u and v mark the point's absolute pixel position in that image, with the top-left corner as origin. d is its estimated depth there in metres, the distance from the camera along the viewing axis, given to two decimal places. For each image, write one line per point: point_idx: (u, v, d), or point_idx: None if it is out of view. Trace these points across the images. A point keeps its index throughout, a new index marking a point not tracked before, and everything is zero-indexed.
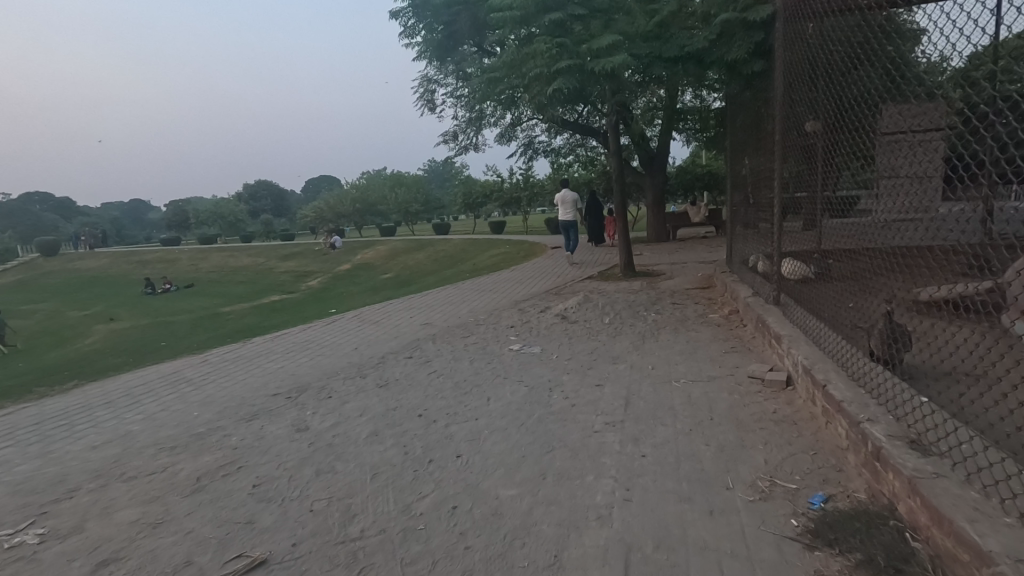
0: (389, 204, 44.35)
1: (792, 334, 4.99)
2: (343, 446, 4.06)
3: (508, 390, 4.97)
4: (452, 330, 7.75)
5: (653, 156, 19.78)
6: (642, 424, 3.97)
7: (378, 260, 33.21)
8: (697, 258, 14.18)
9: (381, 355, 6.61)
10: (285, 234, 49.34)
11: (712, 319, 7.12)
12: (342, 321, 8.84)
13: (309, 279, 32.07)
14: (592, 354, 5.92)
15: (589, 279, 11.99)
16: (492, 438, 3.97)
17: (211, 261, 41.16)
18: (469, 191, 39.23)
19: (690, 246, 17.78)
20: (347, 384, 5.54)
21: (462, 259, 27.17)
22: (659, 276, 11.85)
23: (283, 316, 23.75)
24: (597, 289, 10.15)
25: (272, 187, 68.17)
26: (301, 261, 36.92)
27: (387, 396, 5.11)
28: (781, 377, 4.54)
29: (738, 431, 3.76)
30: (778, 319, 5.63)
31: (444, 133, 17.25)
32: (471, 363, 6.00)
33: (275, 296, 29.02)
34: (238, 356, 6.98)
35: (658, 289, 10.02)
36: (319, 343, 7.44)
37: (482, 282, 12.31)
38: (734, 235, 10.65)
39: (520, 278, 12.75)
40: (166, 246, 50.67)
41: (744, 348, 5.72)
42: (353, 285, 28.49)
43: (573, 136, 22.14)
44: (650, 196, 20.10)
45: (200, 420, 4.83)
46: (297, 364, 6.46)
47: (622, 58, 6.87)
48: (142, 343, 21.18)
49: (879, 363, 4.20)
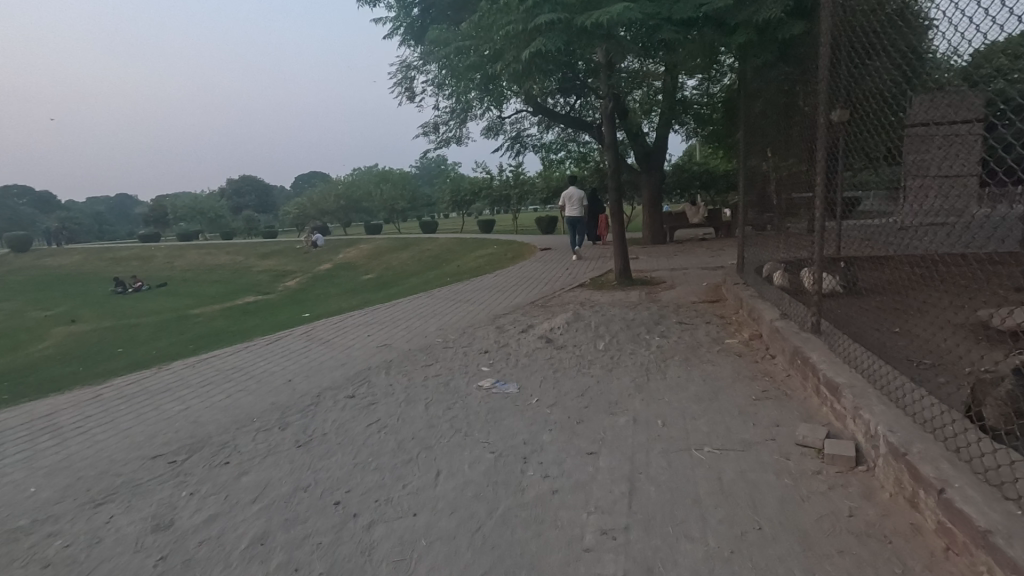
0: (374, 200, 42.85)
1: (854, 381, 3.70)
2: (208, 566, 2.72)
3: (466, 460, 3.63)
4: (413, 355, 6.40)
5: (650, 151, 18.52)
6: (656, 539, 2.66)
7: (360, 260, 31.74)
8: (699, 264, 12.92)
9: (317, 391, 5.26)
10: (268, 230, 47.78)
11: (731, 346, 5.80)
12: (287, 339, 7.48)
13: (288, 279, 30.62)
14: (583, 397, 4.59)
15: (580, 288, 10.69)
16: (429, 561, 2.64)
17: (187, 258, 39.48)
18: (457, 188, 37.84)
19: (690, 250, 16.53)
20: (258, 440, 4.19)
21: (447, 260, 25.72)
22: (659, 284, 10.57)
23: (254, 319, 22.32)
24: (590, 302, 8.79)
25: (256, 182, 66.40)
26: (281, 260, 35.43)
27: (302, 464, 3.75)
28: (848, 449, 3.24)
29: (806, 558, 2.45)
30: (826, 355, 4.34)
31: (423, 124, 15.88)
32: (425, 409, 4.65)
33: (250, 297, 27.59)
34: (140, 390, 5.61)
35: (659, 301, 8.73)
36: (247, 371, 6.06)
37: (459, 290, 10.95)
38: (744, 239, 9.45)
39: (503, 285, 11.41)
40: (144, 242, 49.01)
41: (781, 394, 4.41)
42: (332, 286, 27.05)
43: (565, 131, 20.82)
44: (646, 195, 18.82)
45: (33, 503, 3.46)
46: (207, 404, 5.10)
47: (623, 8, 5.72)
48: (99, 348, 19.66)
49: (999, 443, 2.91)
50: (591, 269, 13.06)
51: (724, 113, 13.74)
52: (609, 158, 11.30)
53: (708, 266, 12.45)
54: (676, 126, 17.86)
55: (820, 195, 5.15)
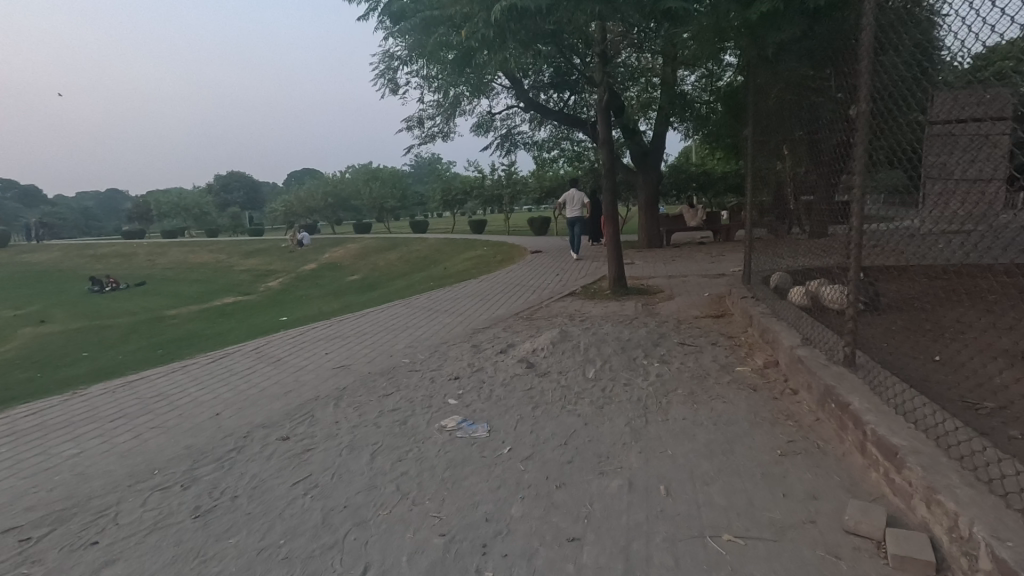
0: (363, 199, 41.86)
1: (920, 447, 2.81)
2: None
3: (406, 548, 2.74)
4: (371, 380, 5.49)
5: (647, 151, 17.67)
6: None
7: (346, 260, 30.77)
8: (699, 271, 12.07)
9: (246, 431, 4.35)
10: (254, 228, 46.68)
11: (744, 377, 4.91)
12: (234, 357, 6.55)
13: (272, 279, 29.62)
14: (565, 448, 3.70)
15: (570, 297, 9.82)
16: None
17: (169, 257, 38.37)
18: (448, 187, 36.93)
19: (688, 254, 15.68)
20: (147, 505, 3.27)
21: (435, 262, 24.80)
22: (656, 294, 9.71)
23: (231, 322, 21.30)
24: (579, 316, 7.90)
25: (245, 179, 65.31)
26: (266, 259, 34.38)
27: (192, 548, 2.85)
28: (924, 555, 2.35)
29: None
30: (871, 400, 3.44)
31: (407, 118, 14.98)
32: (370, 460, 3.75)
33: (230, 298, 26.56)
34: (37, 426, 4.68)
35: (657, 314, 7.87)
36: (172, 400, 5.14)
37: (439, 299, 10.06)
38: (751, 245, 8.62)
39: (487, 293, 10.52)
40: (126, 239, 47.79)
41: (812, 447, 3.53)
42: (316, 287, 26.08)
43: (558, 128, 19.95)
44: (642, 196, 17.99)
45: None
46: (108, 446, 4.18)
47: None
48: (63, 351, 18.63)
49: None
50: (583, 276, 12.18)
51: (726, 108, 12.93)
52: (603, 155, 10.37)
53: (709, 274, 11.58)
54: (674, 123, 17.02)
55: (859, 177, 4.27)
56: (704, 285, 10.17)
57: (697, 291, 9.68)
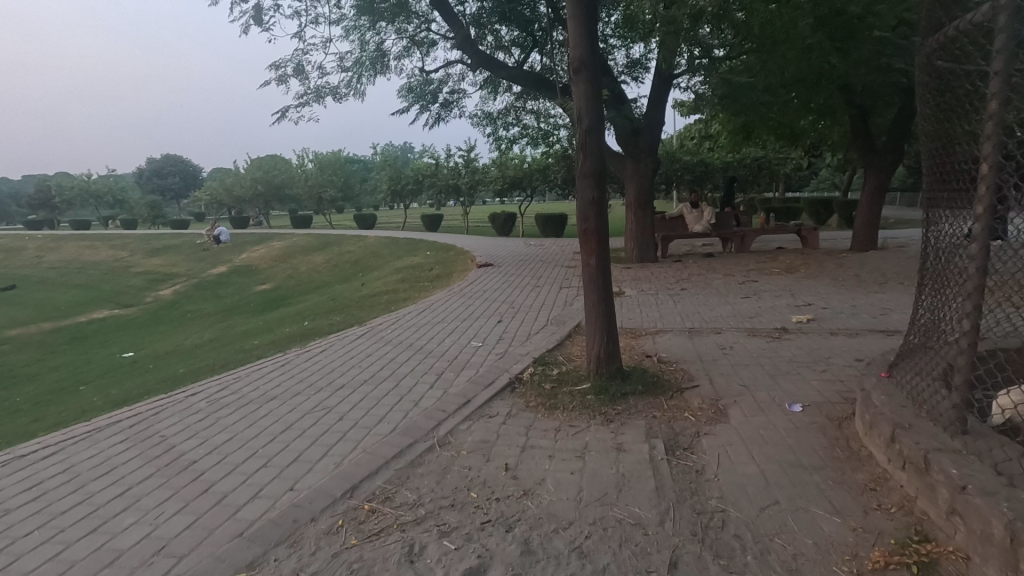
0: (300, 187, 36.22)
1: None
2: None
3: None
4: None
5: (640, 126, 12.55)
6: None
7: (264, 261, 25.30)
8: (737, 322, 7.14)
9: None
10: (176, 221, 40.35)
11: None
12: None
13: (166, 286, 23.75)
14: None
15: (503, 400, 4.76)
16: None
17: (59, 253, 32.14)
18: (397, 175, 31.70)
19: (701, 278, 10.80)
20: None
21: (365, 270, 19.41)
22: (684, 397, 4.72)
23: (70, 353, 15.59)
24: (508, 542, 2.80)
25: (179, 161, 58.88)
26: (172, 259, 28.41)
27: None
28: None
29: None
30: None
31: (275, 62, 9.62)
32: None
33: (100, 312, 20.72)
34: None
35: (724, 525, 2.86)
36: None
37: (233, 397, 4.86)
38: (935, 286, 3.68)
39: (344, 377, 5.33)
40: (27, 230, 41.06)
41: None
42: (213, 299, 20.61)
43: (519, 97, 14.69)
44: (629, 191, 12.90)
45: None
46: None
47: None
48: None
49: None
50: (539, 327, 7.13)
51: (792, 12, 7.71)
52: (572, 98, 4.72)
53: (761, 336, 6.54)
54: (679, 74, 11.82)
55: None
56: (772, 374, 5.16)
57: (769, 395, 4.65)
